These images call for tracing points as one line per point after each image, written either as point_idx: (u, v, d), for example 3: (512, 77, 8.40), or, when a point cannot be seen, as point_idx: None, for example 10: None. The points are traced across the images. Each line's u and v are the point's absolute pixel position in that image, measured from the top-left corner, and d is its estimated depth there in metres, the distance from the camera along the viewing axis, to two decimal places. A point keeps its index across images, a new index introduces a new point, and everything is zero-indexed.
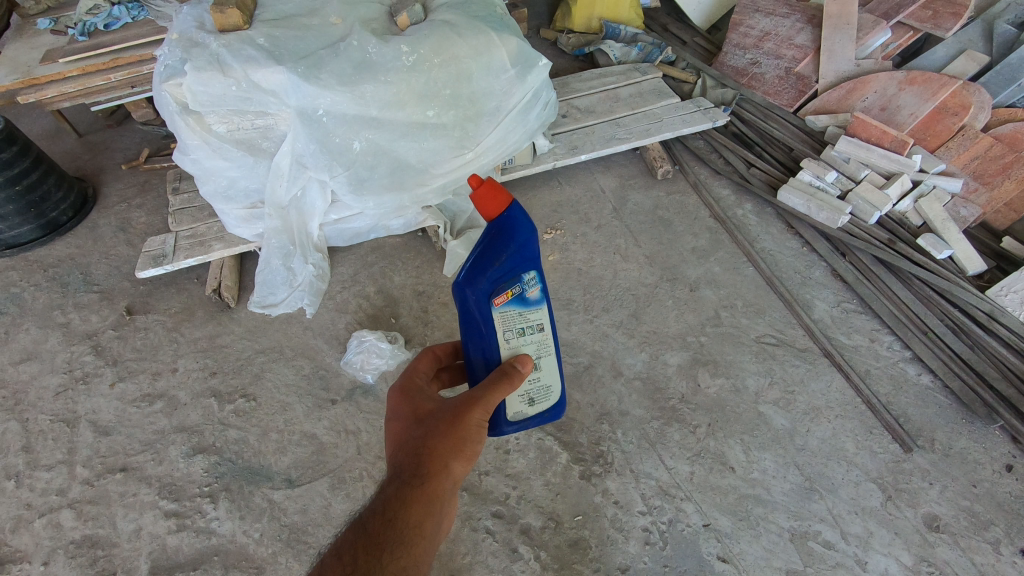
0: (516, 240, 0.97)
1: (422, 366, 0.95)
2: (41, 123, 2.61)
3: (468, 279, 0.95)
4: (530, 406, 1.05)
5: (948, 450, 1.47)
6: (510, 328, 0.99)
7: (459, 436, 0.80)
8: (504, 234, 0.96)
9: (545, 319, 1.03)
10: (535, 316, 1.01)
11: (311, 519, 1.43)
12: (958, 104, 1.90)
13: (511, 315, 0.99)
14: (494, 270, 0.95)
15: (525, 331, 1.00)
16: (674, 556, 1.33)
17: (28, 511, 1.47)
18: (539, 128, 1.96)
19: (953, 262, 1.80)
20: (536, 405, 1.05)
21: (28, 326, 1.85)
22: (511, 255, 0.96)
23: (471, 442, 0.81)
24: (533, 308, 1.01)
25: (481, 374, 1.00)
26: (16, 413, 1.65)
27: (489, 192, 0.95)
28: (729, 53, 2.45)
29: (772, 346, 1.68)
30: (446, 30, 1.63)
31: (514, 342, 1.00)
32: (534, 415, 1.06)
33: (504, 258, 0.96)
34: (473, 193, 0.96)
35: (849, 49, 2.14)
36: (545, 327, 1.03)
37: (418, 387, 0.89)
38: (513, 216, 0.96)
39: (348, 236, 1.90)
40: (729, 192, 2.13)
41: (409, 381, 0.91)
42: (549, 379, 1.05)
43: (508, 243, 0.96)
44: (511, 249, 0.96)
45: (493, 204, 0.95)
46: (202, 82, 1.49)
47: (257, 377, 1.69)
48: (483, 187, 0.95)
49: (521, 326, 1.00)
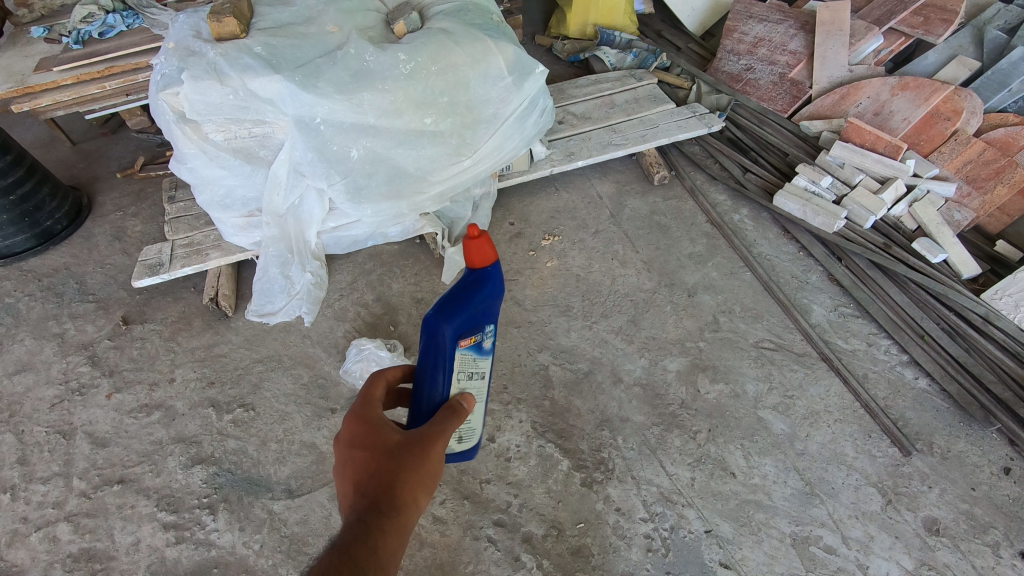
0: (490, 295, 0.92)
1: (376, 393, 0.83)
2: (34, 132, 2.60)
3: (441, 316, 0.88)
4: (458, 443, 0.99)
5: (946, 453, 1.48)
6: (462, 372, 0.93)
7: (430, 472, 0.72)
8: (483, 284, 0.91)
9: (490, 369, 0.98)
10: (483, 365, 0.96)
11: (311, 530, 1.42)
12: (950, 109, 1.94)
13: (468, 358, 0.93)
14: (469, 315, 0.90)
15: (473, 377, 0.95)
16: (677, 563, 1.33)
17: (25, 525, 1.46)
18: (537, 135, 1.96)
19: (948, 266, 1.82)
20: (463, 442, 0.99)
21: (22, 337, 1.83)
22: (484, 307, 0.92)
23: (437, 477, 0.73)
24: (484, 358, 0.96)
25: (424, 415, 0.91)
26: (12, 425, 1.64)
27: (481, 245, 0.91)
28: (723, 59, 2.46)
29: (770, 351, 1.69)
30: (443, 38, 1.64)
31: (463, 385, 0.94)
32: (457, 452, 1.00)
33: (479, 308, 0.91)
34: (466, 242, 0.90)
35: (842, 55, 2.17)
36: (488, 376, 0.98)
37: (370, 414, 0.77)
38: (494, 273, 0.92)
39: (345, 244, 1.90)
40: (726, 198, 2.13)
41: (357, 412, 0.77)
42: (477, 422, 1.00)
43: (483, 295, 0.91)
44: (485, 300, 0.92)
45: (484, 256, 0.91)
46: (199, 90, 1.49)
47: (256, 386, 1.68)
48: (478, 237, 0.90)
49: (473, 371, 0.94)
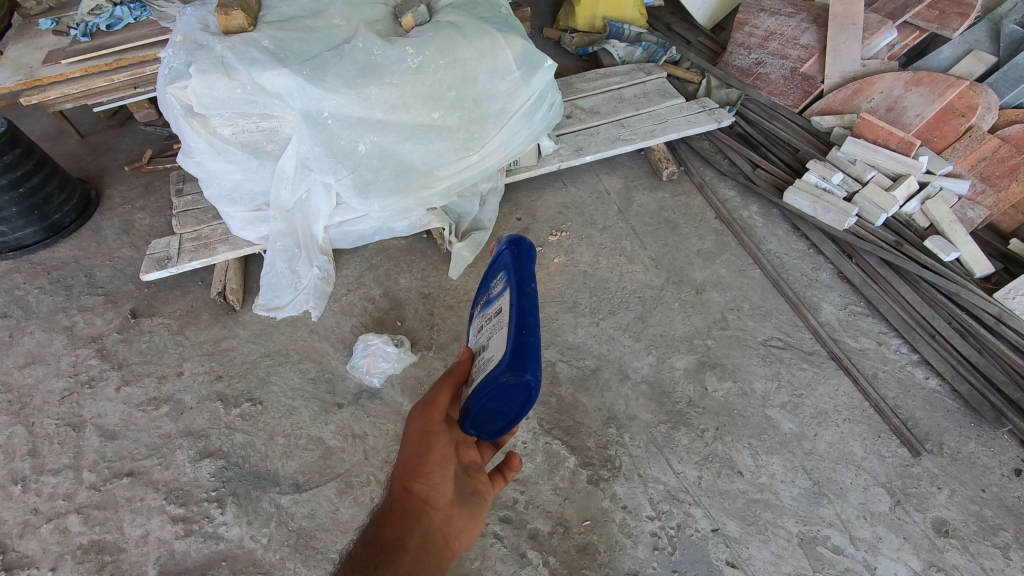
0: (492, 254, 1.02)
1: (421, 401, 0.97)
2: (43, 125, 2.61)
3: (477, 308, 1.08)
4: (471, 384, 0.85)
5: (956, 454, 1.47)
6: (479, 328, 0.94)
7: (418, 455, 0.80)
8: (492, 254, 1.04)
9: (503, 299, 0.88)
10: (495, 304, 0.91)
11: (318, 524, 1.43)
12: (965, 105, 1.91)
13: (480, 316, 0.96)
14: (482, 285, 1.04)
15: (486, 321, 0.91)
16: (683, 561, 1.33)
17: (36, 516, 1.47)
18: (545, 129, 1.95)
19: (960, 264, 1.80)
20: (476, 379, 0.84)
21: (32, 329, 1.84)
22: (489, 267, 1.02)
23: (428, 457, 0.80)
24: (496, 299, 0.92)
25: None
26: (22, 417, 1.65)
27: None
28: (734, 52, 2.43)
29: (779, 349, 1.68)
30: (450, 31, 1.62)
31: (479, 334, 0.93)
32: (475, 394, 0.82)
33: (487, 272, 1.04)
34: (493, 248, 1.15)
35: (855, 48, 2.13)
36: (503, 306, 0.87)
37: None
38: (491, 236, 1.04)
39: (352, 238, 1.89)
40: (735, 194, 2.11)
41: None
42: (494, 351, 0.83)
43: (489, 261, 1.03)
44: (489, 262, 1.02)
45: None
46: (208, 84, 1.48)
47: (264, 380, 1.68)
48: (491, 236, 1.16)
49: (485, 319, 0.93)
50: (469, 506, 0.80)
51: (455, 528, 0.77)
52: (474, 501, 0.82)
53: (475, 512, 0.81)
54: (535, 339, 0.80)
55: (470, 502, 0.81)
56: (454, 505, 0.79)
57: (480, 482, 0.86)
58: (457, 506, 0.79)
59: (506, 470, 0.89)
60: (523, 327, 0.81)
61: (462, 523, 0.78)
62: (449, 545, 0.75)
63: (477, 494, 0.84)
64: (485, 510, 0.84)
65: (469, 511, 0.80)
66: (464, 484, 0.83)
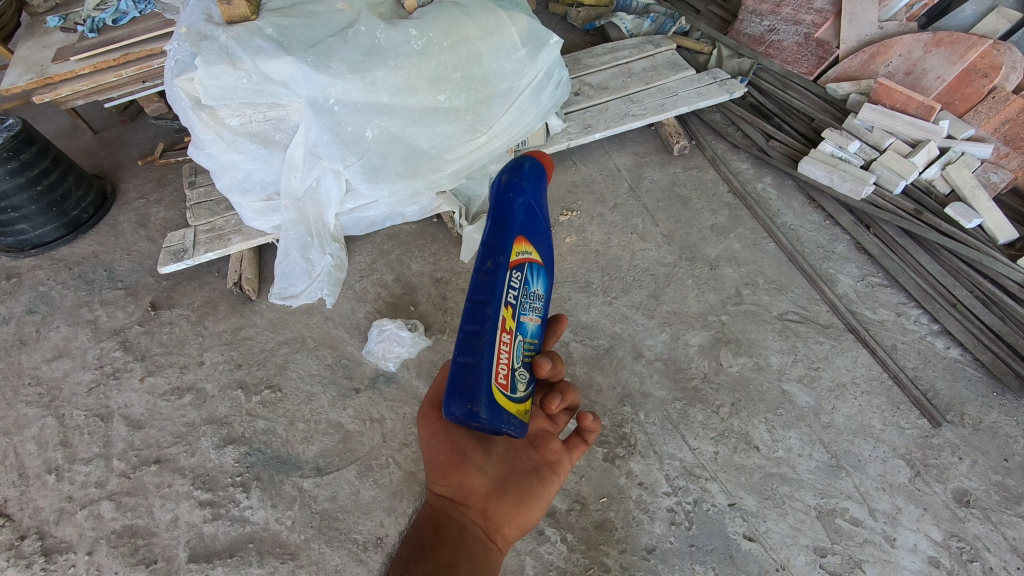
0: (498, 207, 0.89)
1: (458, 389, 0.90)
2: (57, 122, 2.64)
3: None
4: None
5: (978, 424, 1.45)
6: None
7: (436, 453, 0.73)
8: None
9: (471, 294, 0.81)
10: None
11: (341, 506, 1.46)
12: (988, 65, 1.82)
13: None
14: None
15: None
16: (700, 536, 1.34)
17: (70, 503, 1.53)
18: (553, 108, 1.92)
19: (982, 231, 1.76)
20: None
21: (57, 324, 1.89)
22: None
23: (447, 452, 0.72)
24: None
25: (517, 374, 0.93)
26: (53, 408, 1.71)
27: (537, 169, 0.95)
28: (745, 20, 2.34)
29: (795, 323, 1.66)
30: (455, 12, 1.60)
31: None
32: None
33: None
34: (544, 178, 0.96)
35: (871, 11, 2.05)
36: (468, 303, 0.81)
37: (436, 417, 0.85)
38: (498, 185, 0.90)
39: (364, 225, 1.90)
40: (748, 166, 2.08)
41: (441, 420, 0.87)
42: None
43: None
44: None
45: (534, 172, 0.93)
46: (214, 75, 1.48)
47: (282, 367, 1.71)
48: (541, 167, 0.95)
49: None
50: (513, 491, 0.72)
51: (496, 521, 0.69)
52: (523, 483, 0.74)
53: (525, 496, 0.73)
54: (478, 361, 0.72)
55: (517, 483, 0.73)
56: (492, 497, 0.71)
57: (548, 455, 0.80)
58: (495, 497, 0.70)
59: (584, 434, 0.83)
60: (462, 351, 0.73)
61: (504, 512, 0.70)
62: (494, 539, 0.68)
63: (533, 475, 0.76)
64: (543, 490, 0.75)
65: (513, 495, 0.72)
66: (508, 467, 0.74)
